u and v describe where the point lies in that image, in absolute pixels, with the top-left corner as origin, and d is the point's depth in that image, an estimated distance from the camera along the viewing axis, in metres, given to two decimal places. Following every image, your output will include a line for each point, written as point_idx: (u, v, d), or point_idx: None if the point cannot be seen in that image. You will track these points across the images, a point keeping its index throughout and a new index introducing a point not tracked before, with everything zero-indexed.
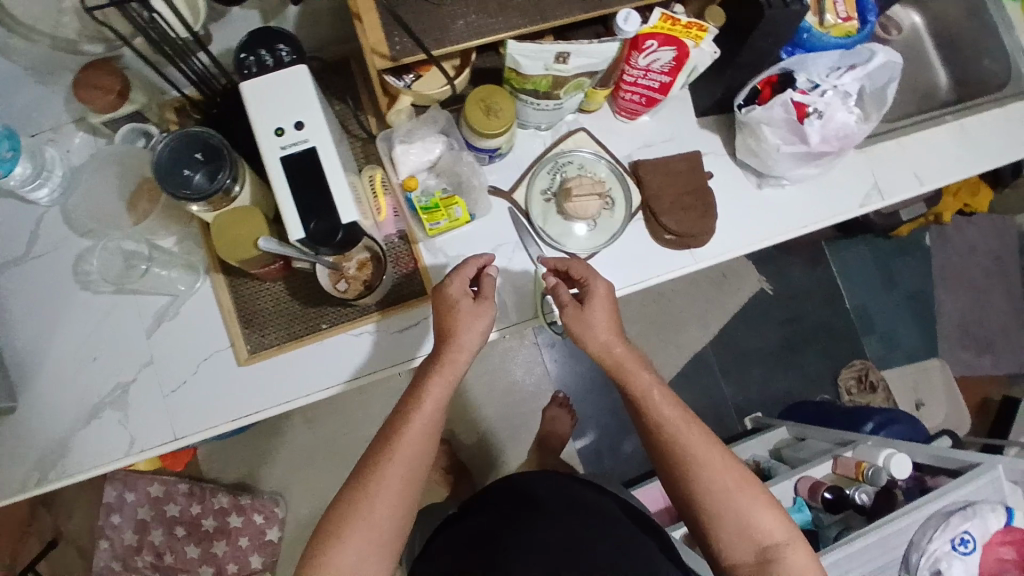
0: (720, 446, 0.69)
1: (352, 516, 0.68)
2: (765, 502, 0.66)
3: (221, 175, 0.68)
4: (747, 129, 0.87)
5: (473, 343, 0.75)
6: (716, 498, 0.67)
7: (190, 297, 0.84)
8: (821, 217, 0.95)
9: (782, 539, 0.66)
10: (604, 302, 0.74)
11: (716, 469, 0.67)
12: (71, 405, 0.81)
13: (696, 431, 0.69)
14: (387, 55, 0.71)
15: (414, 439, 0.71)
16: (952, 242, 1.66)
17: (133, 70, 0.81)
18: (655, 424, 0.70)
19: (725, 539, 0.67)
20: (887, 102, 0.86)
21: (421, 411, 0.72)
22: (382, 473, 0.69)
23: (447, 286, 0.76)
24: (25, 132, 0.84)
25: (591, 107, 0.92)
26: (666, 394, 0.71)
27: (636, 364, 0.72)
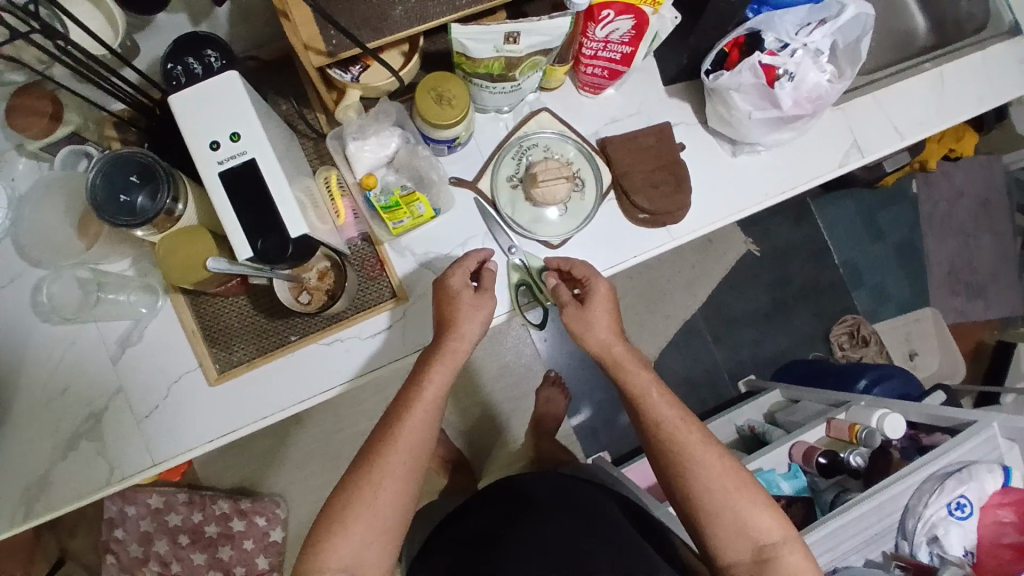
0: (718, 446, 0.69)
1: (356, 502, 0.67)
2: (763, 502, 0.67)
3: (160, 195, 0.65)
4: (716, 96, 0.83)
5: (474, 332, 0.75)
6: (715, 501, 0.66)
7: (153, 319, 0.81)
8: (801, 181, 0.91)
9: (779, 539, 0.66)
10: (605, 303, 0.74)
11: (716, 471, 0.67)
12: (39, 440, 0.78)
13: (695, 432, 0.69)
14: (323, 50, 0.66)
15: (415, 427, 0.70)
16: (938, 188, 1.62)
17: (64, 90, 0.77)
18: (653, 424, 0.70)
19: (722, 540, 0.67)
20: (861, 58, 0.82)
21: (423, 402, 0.72)
22: (385, 463, 0.69)
23: (449, 277, 0.76)
24: None
25: (551, 85, 0.88)
26: (664, 393, 0.71)
27: (636, 364, 0.72)
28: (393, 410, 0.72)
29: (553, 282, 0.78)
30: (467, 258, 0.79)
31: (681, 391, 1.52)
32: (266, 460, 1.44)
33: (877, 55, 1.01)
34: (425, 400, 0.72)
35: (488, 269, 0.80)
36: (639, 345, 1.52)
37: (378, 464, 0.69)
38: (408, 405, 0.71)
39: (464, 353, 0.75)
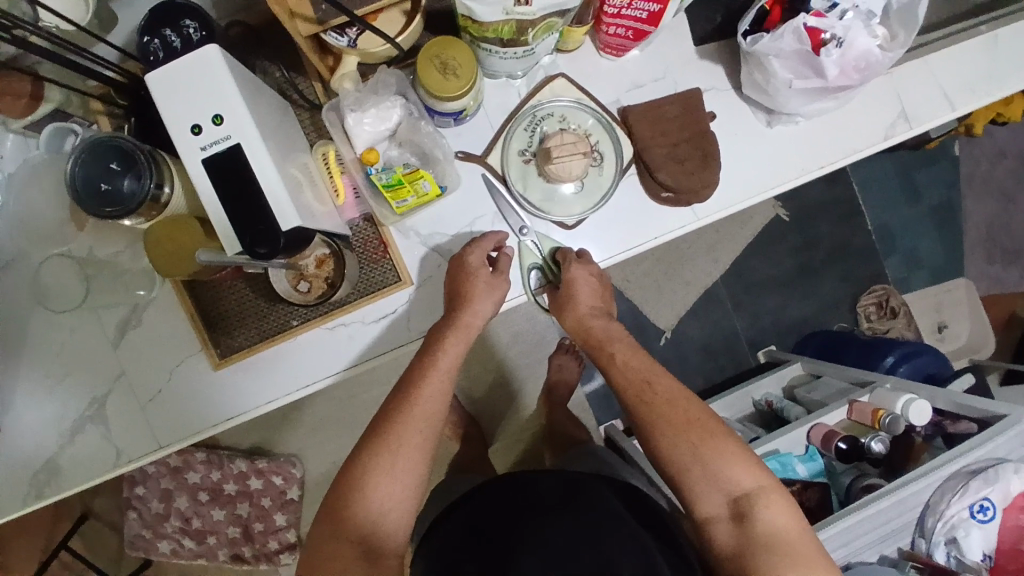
0: (684, 399, 0.67)
1: (374, 465, 0.66)
2: (736, 454, 0.63)
3: (143, 180, 0.60)
4: (752, 61, 0.75)
5: (486, 307, 0.75)
6: (682, 457, 0.64)
7: (151, 304, 0.78)
8: (841, 154, 0.83)
9: (752, 488, 0.63)
10: (586, 282, 0.77)
11: (681, 427, 0.65)
12: (45, 423, 0.78)
13: (660, 391, 0.67)
14: (312, 18, 0.60)
15: (434, 394, 0.70)
16: (983, 147, 1.51)
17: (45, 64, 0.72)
18: (620, 387, 0.70)
19: (697, 497, 0.64)
20: (917, 21, 0.71)
21: (438, 371, 0.71)
22: (405, 428, 0.67)
23: (467, 254, 0.76)
24: None
25: (568, 46, 0.79)
26: (631, 358, 0.71)
27: (605, 333, 0.74)
28: (408, 379, 0.71)
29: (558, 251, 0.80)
30: (484, 236, 0.78)
31: (698, 360, 1.48)
32: (280, 423, 1.47)
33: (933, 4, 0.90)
34: (440, 367, 0.71)
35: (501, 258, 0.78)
36: (655, 313, 1.48)
37: (400, 427, 0.68)
38: (427, 374, 0.71)
39: (475, 331, 0.75)
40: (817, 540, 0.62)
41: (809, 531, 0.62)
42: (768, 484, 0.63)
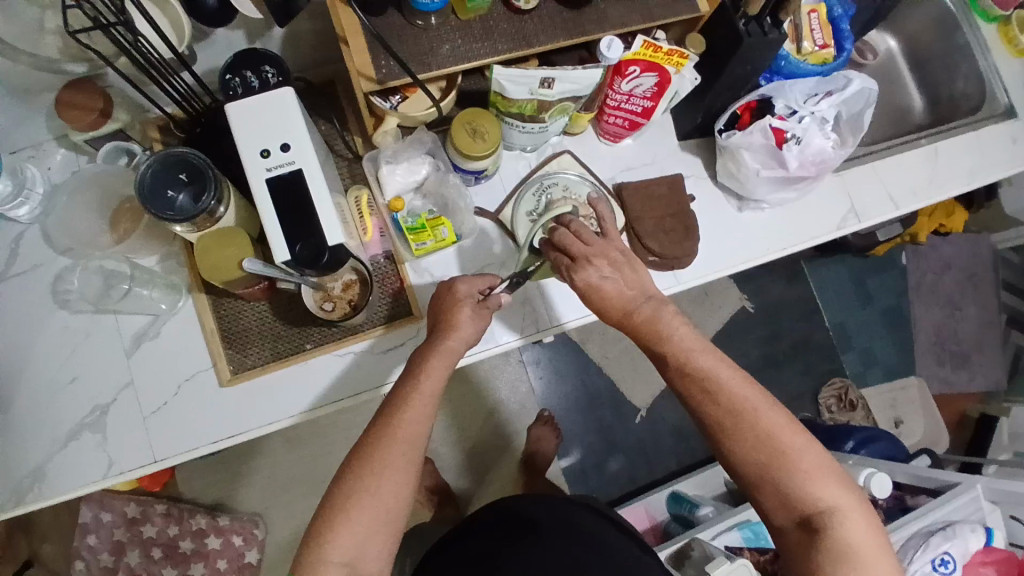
0: (755, 411, 0.62)
1: (358, 491, 0.64)
2: (812, 471, 0.61)
3: (205, 197, 0.68)
4: (726, 153, 0.89)
5: (472, 335, 0.74)
6: (752, 472, 0.62)
7: (172, 317, 0.83)
8: (804, 238, 0.96)
9: (828, 507, 0.60)
10: (608, 266, 0.68)
11: (753, 440, 0.62)
12: (47, 428, 0.81)
13: (728, 403, 0.63)
14: (373, 77, 0.71)
15: (416, 416, 0.67)
16: (927, 259, 1.68)
17: (116, 89, 0.82)
18: (685, 394, 0.65)
19: (765, 504, 0.64)
20: (863, 128, 0.90)
21: (421, 395, 0.68)
22: (392, 453, 0.65)
23: (456, 284, 0.74)
24: (5, 149, 0.85)
25: (575, 130, 0.94)
26: (699, 361, 0.64)
27: (655, 328, 0.66)
28: (387, 402, 0.69)
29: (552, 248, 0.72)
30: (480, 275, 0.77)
31: (671, 441, 1.57)
32: (248, 478, 1.43)
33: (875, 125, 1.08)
34: (420, 395, 0.68)
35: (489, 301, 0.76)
36: (632, 392, 1.58)
37: (379, 452, 0.65)
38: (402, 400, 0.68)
39: (456, 360, 0.73)
40: (885, 545, 0.61)
41: (879, 541, 0.60)
42: (846, 501, 0.61)
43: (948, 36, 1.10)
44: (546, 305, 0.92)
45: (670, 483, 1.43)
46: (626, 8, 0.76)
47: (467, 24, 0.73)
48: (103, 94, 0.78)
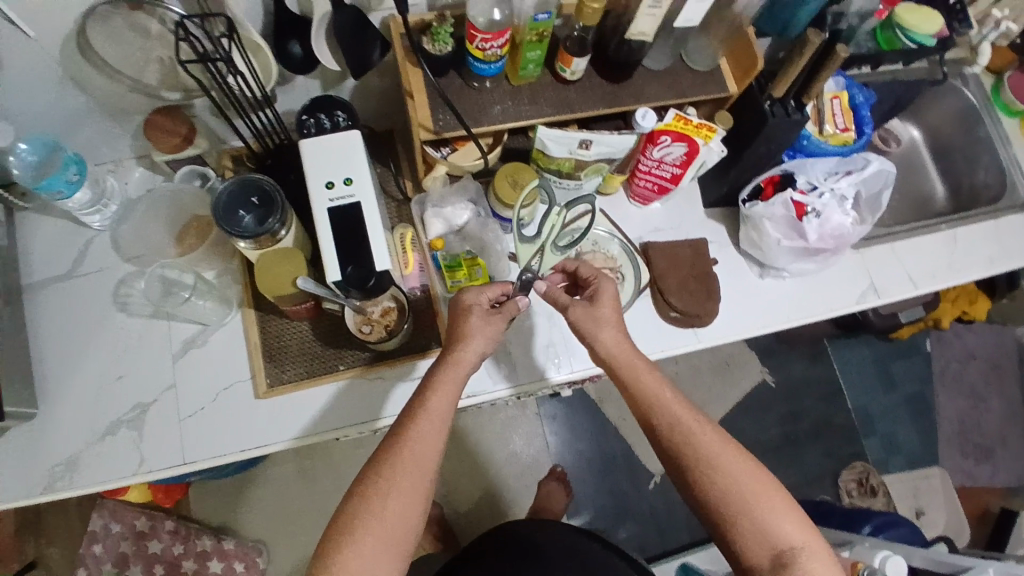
0: (732, 446, 0.65)
1: (363, 513, 0.63)
2: (784, 509, 0.62)
3: (271, 219, 0.75)
4: (749, 222, 0.95)
5: (484, 347, 0.72)
6: (732, 504, 0.63)
7: (220, 328, 0.91)
8: (822, 309, 0.99)
9: (800, 543, 0.61)
10: (612, 300, 0.73)
11: (729, 472, 0.63)
12: (89, 421, 0.86)
13: (711, 434, 0.66)
14: (431, 128, 0.79)
15: (429, 439, 0.66)
16: (953, 348, 1.67)
17: (199, 119, 0.89)
18: (668, 425, 0.67)
19: (739, 543, 0.63)
20: (881, 206, 0.96)
21: (427, 415, 0.67)
22: (403, 472, 0.64)
23: (465, 293, 0.73)
24: (90, 161, 0.95)
25: (608, 190, 1.01)
26: (677, 396, 0.68)
27: (642, 365, 0.70)
28: (397, 423, 0.68)
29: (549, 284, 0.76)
30: (491, 284, 0.76)
31: (684, 511, 1.54)
32: (256, 504, 1.44)
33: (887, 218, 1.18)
34: (430, 413, 0.67)
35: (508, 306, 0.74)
36: (647, 457, 1.56)
37: (389, 468, 0.64)
38: (415, 418, 0.67)
39: (468, 373, 0.71)
40: None
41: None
42: (814, 540, 0.62)
43: (969, 129, 1.16)
44: (571, 351, 0.95)
45: (681, 554, 1.40)
46: (661, 85, 0.84)
47: (518, 89, 0.82)
48: (188, 121, 0.85)
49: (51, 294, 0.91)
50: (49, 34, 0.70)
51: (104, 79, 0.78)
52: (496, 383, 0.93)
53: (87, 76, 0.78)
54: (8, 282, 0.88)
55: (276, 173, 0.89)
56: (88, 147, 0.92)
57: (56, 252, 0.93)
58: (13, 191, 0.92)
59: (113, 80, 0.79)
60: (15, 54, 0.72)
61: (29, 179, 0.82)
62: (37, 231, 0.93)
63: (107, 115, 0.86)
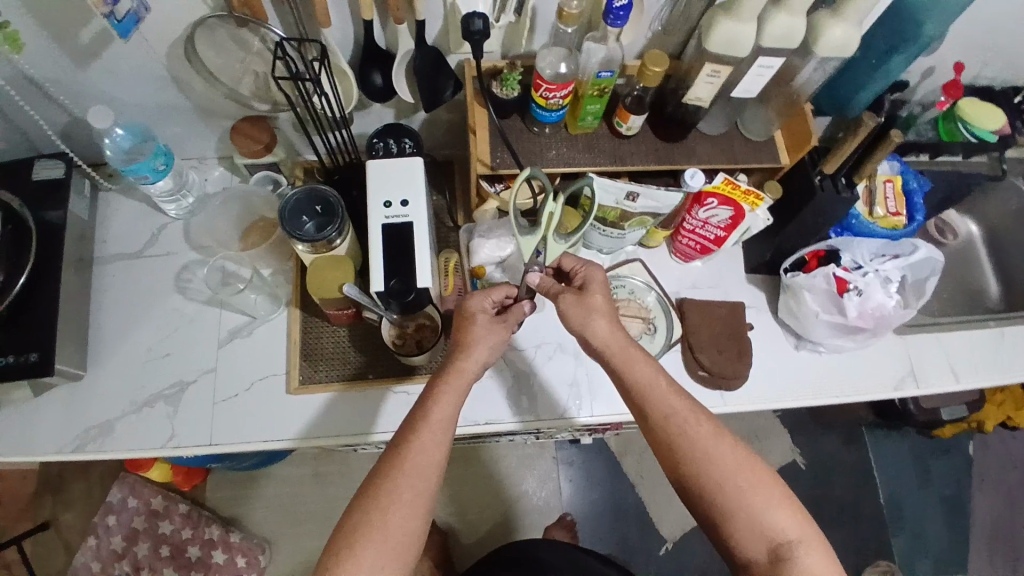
0: (729, 438, 0.66)
1: (365, 526, 0.61)
2: (779, 501, 0.64)
3: (329, 228, 0.81)
4: (790, 291, 0.95)
5: (486, 356, 0.72)
6: (728, 498, 0.64)
7: (266, 322, 0.97)
8: (857, 389, 0.97)
9: (796, 537, 0.63)
10: (602, 291, 0.73)
11: (725, 463, 0.65)
12: (132, 392, 0.93)
13: (706, 426, 0.66)
14: (488, 164, 0.84)
15: (430, 451, 0.65)
16: (997, 455, 1.58)
17: (281, 130, 0.97)
18: (663, 416, 0.67)
19: (734, 536, 0.65)
20: (926, 293, 0.95)
21: (432, 423, 0.66)
22: (406, 484, 0.63)
23: (469, 299, 0.74)
24: (177, 156, 1.04)
25: (651, 243, 1.03)
26: (671, 384, 0.69)
27: (640, 358, 0.70)
28: (401, 430, 0.67)
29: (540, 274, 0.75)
30: (494, 288, 0.76)
31: None
32: (267, 501, 1.47)
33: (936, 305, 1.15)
34: (433, 422, 0.66)
35: (511, 318, 0.75)
36: (661, 519, 1.52)
37: (393, 481, 0.63)
38: (417, 427, 0.66)
39: (470, 382, 0.71)
40: None
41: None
42: (811, 534, 0.63)
43: None
44: (593, 395, 0.96)
45: None
46: (713, 149, 0.87)
47: (574, 137, 0.87)
48: (270, 130, 0.91)
49: (119, 269, 1.00)
50: (163, 39, 0.79)
51: (202, 84, 0.87)
52: (514, 414, 0.94)
53: (188, 79, 0.86)
54: (84, 253, 0.97)
55: (339, 186, 0.95)
56: (178, 142, 1.01)
57: (132, 232, 1.02)
58: (102, 171, 1.04)
59: (208, 86, 0.87)
60: (130, 54, 0.81)
61: (120, 162, 0.90)
62: (118, 211, 1.03)
63: (200, 116, 0.95)
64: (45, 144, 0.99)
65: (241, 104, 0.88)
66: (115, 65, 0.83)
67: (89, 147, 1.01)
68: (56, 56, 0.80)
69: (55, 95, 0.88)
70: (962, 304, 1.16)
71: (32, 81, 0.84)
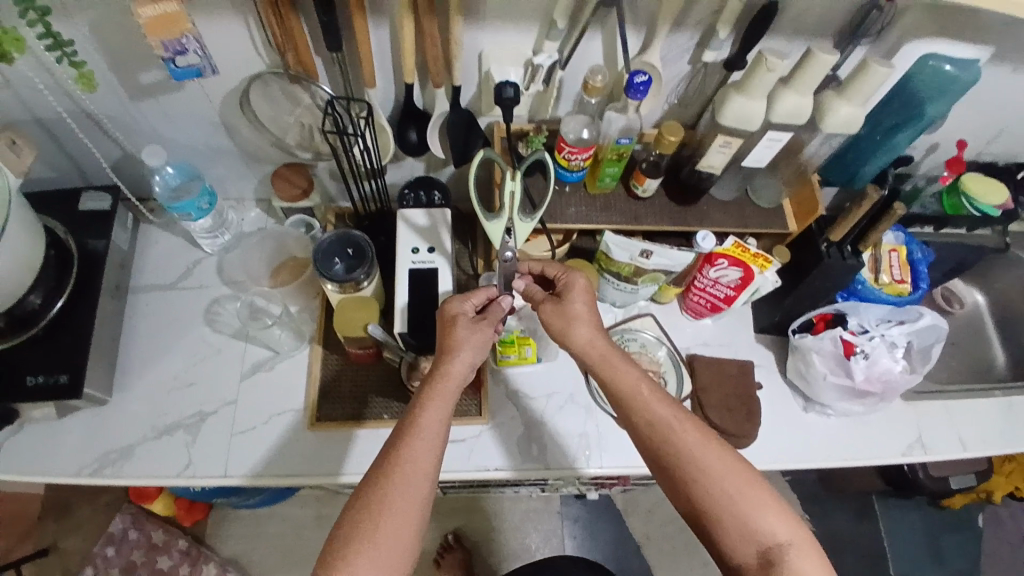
0: (716, 441, 0.67)
1: (358, 536, 0.62)
2: (769, 504, 0.64)
3: (358, 271, 0.86)
4: (798, 353, 0.97)
5: (473, 357, 0.73)
6: (716, 503, 0.65)
7: (289, 358, 1.00)
8: (866, 454, 0.98)
9: (786, 540, 0.63)
10: (584, 296, 0.76)
11: (712, 467, 0.65)
12: (152, 419, 0.96)
13: (692, 432, 0.67)
14: None
15: (420, 460, 0.65)
16: (1012, 533, 1.54)
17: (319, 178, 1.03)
18: (648, 423, 0.69)
19: (725, 541, 0.65)
20: (932, 359, 0.96)
21: (421, 431, 0.67)
22: (397, 492, 0.64)
23: (449, 303, 0.75)
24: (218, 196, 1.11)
25: (663, 299, 1.06)
26: (656, 391, 0.71)
27: (624, 361, 0.73)
28: (391, 438, 0.68)
29: (527, 281, 0.80)
30: (475, 291, 0.78)
31: None
32: (267, 541, 1.46)
33: (942, 375, 1.16)
34: (421, 428, 0.67)
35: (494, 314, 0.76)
36: None
37: (384, 488, 0.64)
38: (407, 433, 0.67)
39: (459, 385, 0.71)
40: None
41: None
42: (803, 538, 0.64)
43: None
44: (601, 445, 0.97)
45: None
46: (725, 214, 0.93)
47: (592, 196, 0.92)
48: (310, 177, 0.98)
49: (152, 299, 1.05)
50: (220, 90, 0.86)
51: (250, 131, 0.94)
52: (524, 461, 0.95)
53: (238, 126, 0.93)
54: (121, 282, 1.02)
55: (368, 231, 1.01)
56: (220, 182, 1.07)
57: (167, 264, 1.07)
58: (146, 206, 1.11)
59: (255, 134, 0.95)
60: (188, 101, 0.88)
61: (167, 198, 0.96)
62: (156, 244, 1.09)
63: (244, 159, 1.02)
64: (97, 176, 1.06)
65: (286, 152, 0.95)
66: (172, 110, 0.90)
67: (137, 181, 1.08)
68: (118, 98, 0.87)
69: (112, 132, 0.95)
70: (968, 374, 1.18)
71: (95, 120, 0.92)
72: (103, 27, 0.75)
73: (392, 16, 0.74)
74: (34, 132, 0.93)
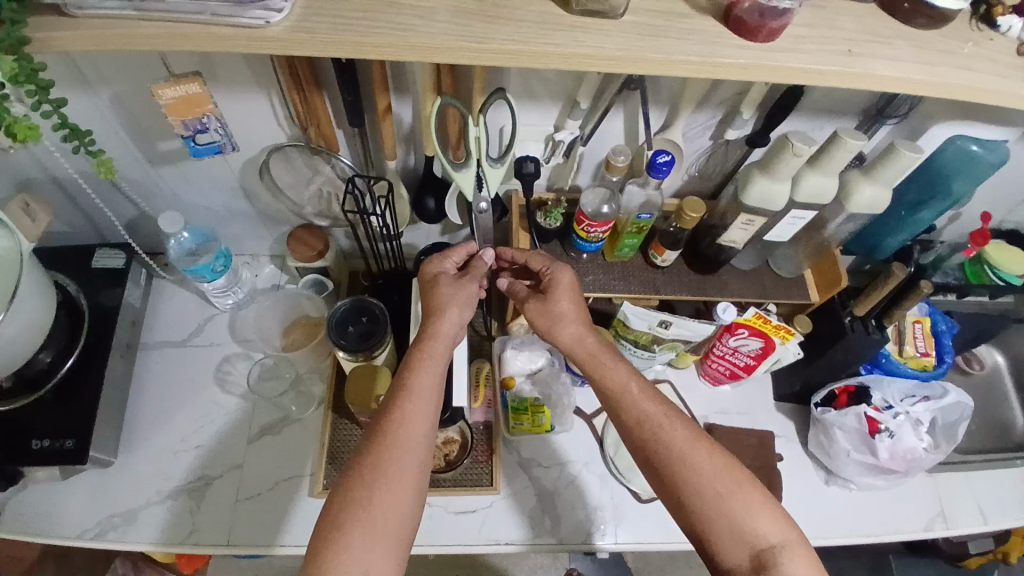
0: (707, 439, 0.65)
1: (347, 504, 0.59)
2: (763, 502, 0.62)
3: (372, 340, 0.84)
4: (819, 426, 0.97)
5: (459, 316, 0.72)
6: (705, 502, 0.62)
7: (299, 421, 0.99)
8: (890, 530, 0.94)
9: (779, 542, 0.60)
10: (567, 292, 0.75)
11: (702, 464, 0.63)
12: (157, 482, 0.94)
13: (682, 428, 0.65)
14: None
15: (410, 430, 0.63)
16: None
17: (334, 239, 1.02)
18: (637, 420, 0.66)
19: (715, 544, 0.62)
20: (957, 438, 0.93)
21: (411, 396, 0.65)
22: (387, 459, 0.61)
23: (427, 265, 0.76)
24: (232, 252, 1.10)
25: (680, 364, 1.04)
26: (645, 388, 0.68)
27: (612, 356, 0.71)
28: (382, 407, 0.65)
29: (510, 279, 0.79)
30: (454, 249, 0.78)
31: None
32: None
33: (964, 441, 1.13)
34: (410, 394, 0.65)
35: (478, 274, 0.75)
36: None
37: (376, 455, 0.61)
38: (397, 400, 0.65)
39: (447, 347, 0.70)
40: None
41: None
42: (796, 539, 0.61)
43: None
44: (618, 519, 0.94)
45: None
46: (744, 283, 0.91)
47: (610, 263, 0.91)
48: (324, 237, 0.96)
49: (162, 358, 1.03)
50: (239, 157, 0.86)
51: (267, 195, 0.94)
52: (537, 534, 0.92)
53: (255, 190, 0.93)
54: (132, 339, 1.01)
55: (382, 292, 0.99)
56: (235, 239, 1.07)
57: (178, 321, 1.06)
58: (159, 262, 1.10)
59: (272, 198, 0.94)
60: (206, 166, 0.88)
61: (184, 262, 0.96)
62: (168, 300, 1.08)
63: (259, 219, 1.01)
64: (110, 232, 1.05)
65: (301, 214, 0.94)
66: (189, 174, 0.90)
67: (150, 238, 1.07)
68: (136, 163, 0.87)
69: (129, 193, 0.94)
70: (990, 440, 1.15)
71: (112, 182, 0.92)
72: (127, 99, 0.75)
73: (416, 96, 0.74)
74: (50, 192, 0.92)
